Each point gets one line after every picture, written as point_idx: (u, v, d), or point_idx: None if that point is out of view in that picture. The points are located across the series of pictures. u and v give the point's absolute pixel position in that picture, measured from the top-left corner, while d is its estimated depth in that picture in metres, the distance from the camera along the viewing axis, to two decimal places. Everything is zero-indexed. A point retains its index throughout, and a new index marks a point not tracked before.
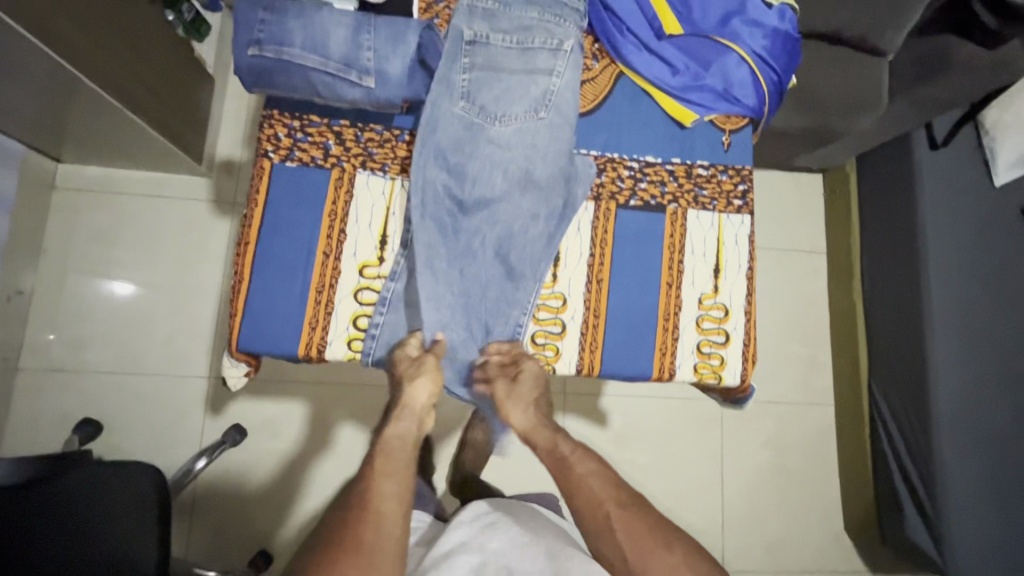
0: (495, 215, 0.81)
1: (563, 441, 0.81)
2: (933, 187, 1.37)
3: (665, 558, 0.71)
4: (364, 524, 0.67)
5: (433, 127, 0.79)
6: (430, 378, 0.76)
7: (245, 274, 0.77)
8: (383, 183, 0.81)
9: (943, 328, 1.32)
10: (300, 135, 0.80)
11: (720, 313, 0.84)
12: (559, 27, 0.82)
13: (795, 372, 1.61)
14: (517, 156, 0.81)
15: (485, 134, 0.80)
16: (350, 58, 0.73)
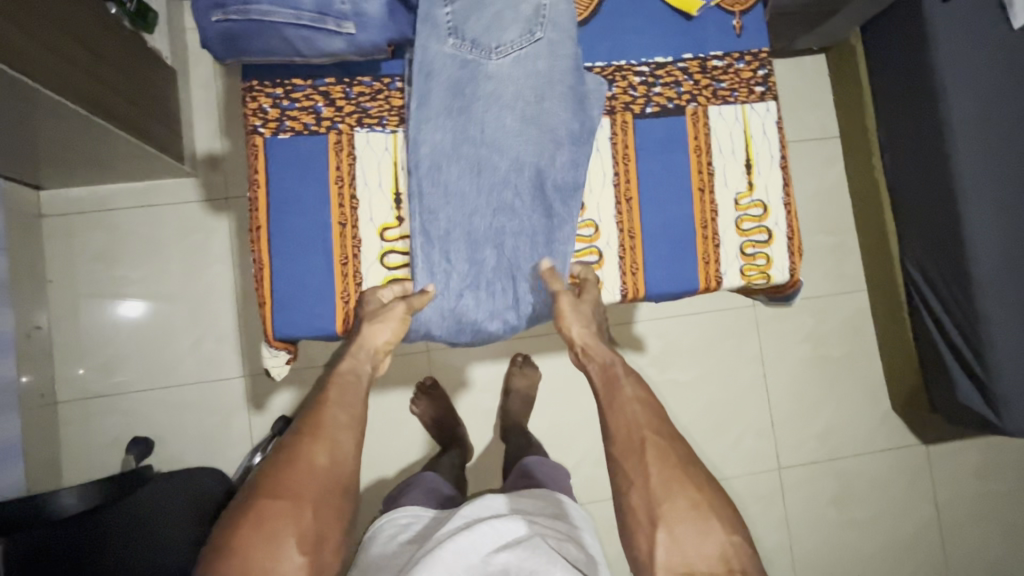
0: (516, 154, 0.76)
1: (618, 361, 0.83)
2: (953, 37, 1.27)
3: (691, 493, 0.70)
4: (316, 445, 0.73)
5: (426, 72, 0.74)
6: (391, 328, 0.71)
7: (265, 261, 0.74)
8: (384, 139, 0.76)
9: (983, 184, 1.25)
10: (287, 103, 0.74)
11: (759, 210, 0.80)
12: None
13: (823, 263, 1.59)
14: (521, 86, 0.76)
15: (483, 68, 0.75)
16: (323, 4, 0.65)
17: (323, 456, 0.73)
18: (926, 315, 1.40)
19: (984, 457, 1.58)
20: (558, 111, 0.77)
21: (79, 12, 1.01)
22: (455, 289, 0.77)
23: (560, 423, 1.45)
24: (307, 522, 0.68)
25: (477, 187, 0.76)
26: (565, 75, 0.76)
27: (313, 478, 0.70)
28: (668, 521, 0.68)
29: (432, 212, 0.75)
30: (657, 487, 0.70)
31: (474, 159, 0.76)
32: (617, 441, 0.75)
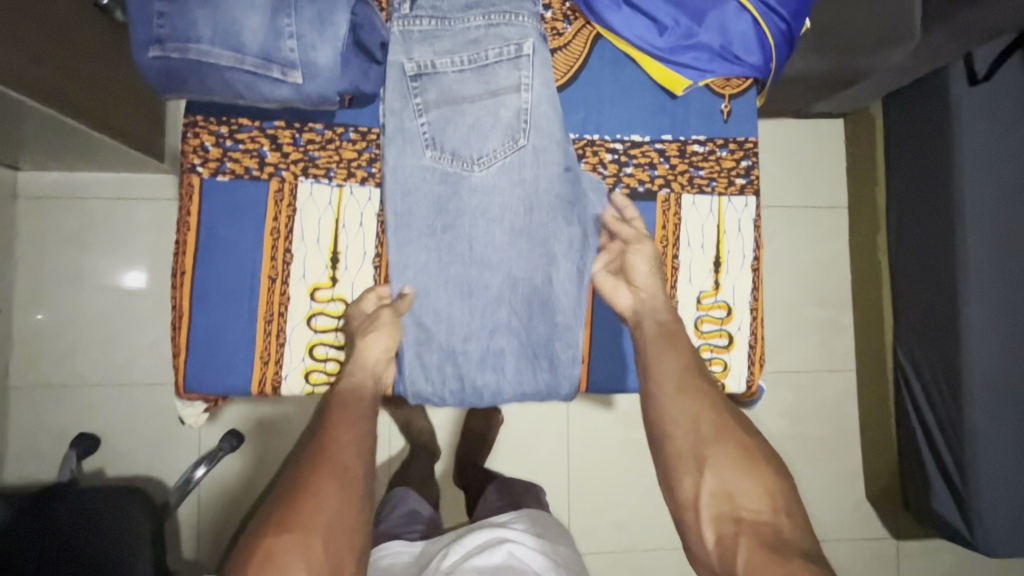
0: (504, 268, 0.82)
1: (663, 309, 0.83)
2: (978, 126, 1.20)
3: (736, 442, 0.78)
4: (324, 475, 0.75)
5: (408, 185, 0.80)
6: (385, 333, 0.79)
7: (184, 310, 0.79)
8: (328, 192, 0.81)
9: (989, 285, 1.18)
10: (230, 142, 0.78)
11: (721, 313, 0.84)
12: (512, 29, 0.79)
13: (814, 337, 1.51)
14: (507, 198, 0.80)
15: (465, 181, 0.80)
16: (269, 50, 0.61)
17: (329, 484, 0.75)
18: (910, 408, 1.34)
19: (957, 562, 1.50)
20: (547, 223, 0.81)
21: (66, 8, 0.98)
22: (464, 387, 0.83)
23: (517, 472, 1.40)
24: (318, 555, 0.71)
25: (465, 300, 0.82)
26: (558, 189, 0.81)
27: (324, 510, 0.73)
28: (715, 463, 0.76)
29: (421, 321, 0.82)
30: (705, 436, 0.78)
31: (463, 271, 0.82)
32: (667, 394, 0.80)
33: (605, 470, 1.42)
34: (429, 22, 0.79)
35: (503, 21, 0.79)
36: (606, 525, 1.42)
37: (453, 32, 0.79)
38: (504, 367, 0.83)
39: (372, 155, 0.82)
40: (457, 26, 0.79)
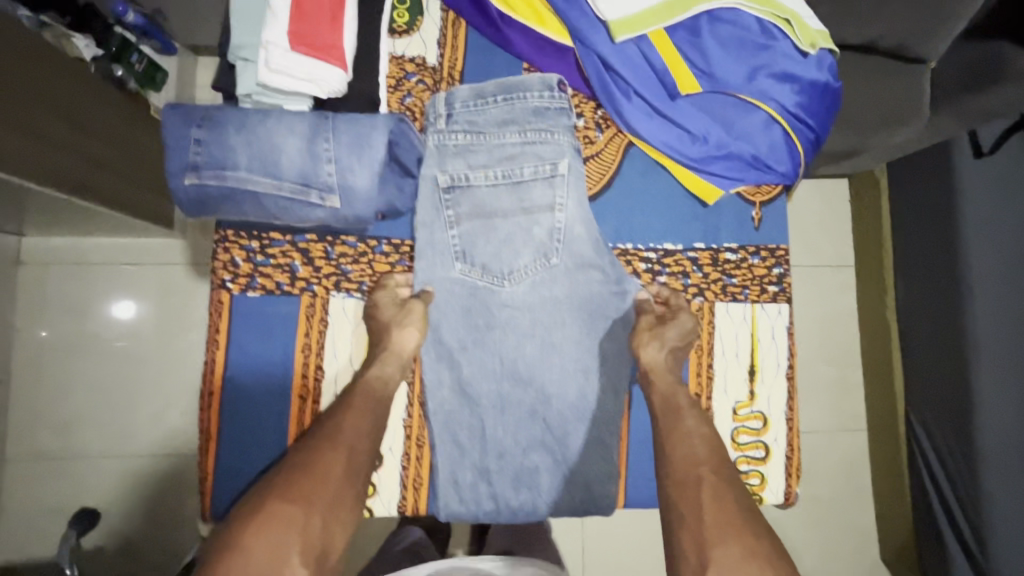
0: (533, 379, 0.95)
1: (680, 394, 0.89)
2: (985, 196, 1.23)
3: (745, 542, 0.72)
4: (325, 449, 0.80)
5: (442, 298, 0.95)
6: (416, 326, 0.90)
7: (213, 428, 0.90)
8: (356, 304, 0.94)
9: (997, 353, 1.19)
10: (261, 259, 0.91)
11: (757, 423, 0.94)
12: (546, 145, 0.93)
13: (823, 396, 1.51)
14: (535, 312, 0.95)
15: (496, 296, 0.94)
16: (305, 175, 0.77)
17: (337, 465, 0.79)
18: (923, 472, 1.32)
19: None
20: (585, 336, 0.95)
21: (81, 91, 0.97)
22: (495, 490, 0.95)
23: None
24: (314, 528, 0.73)
25: (497, 410, 0.95)
26: (609, 305, 0.95)
27: (326, 487, 0.77)
28: (721, 563, 0.70)
29: (454, 428, 0.95)
30: (709, 528, 0.74)
31: (492, 383, 0.95)
32: (674, 476, 0.80)
33: None
34: (464, 139, 0.93)
35: (538, 144, 0.93)
36: None
37: (490, 147, 0.93)
38: (530, 480, 0.95)
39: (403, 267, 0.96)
40: (493, 142, 0.93)
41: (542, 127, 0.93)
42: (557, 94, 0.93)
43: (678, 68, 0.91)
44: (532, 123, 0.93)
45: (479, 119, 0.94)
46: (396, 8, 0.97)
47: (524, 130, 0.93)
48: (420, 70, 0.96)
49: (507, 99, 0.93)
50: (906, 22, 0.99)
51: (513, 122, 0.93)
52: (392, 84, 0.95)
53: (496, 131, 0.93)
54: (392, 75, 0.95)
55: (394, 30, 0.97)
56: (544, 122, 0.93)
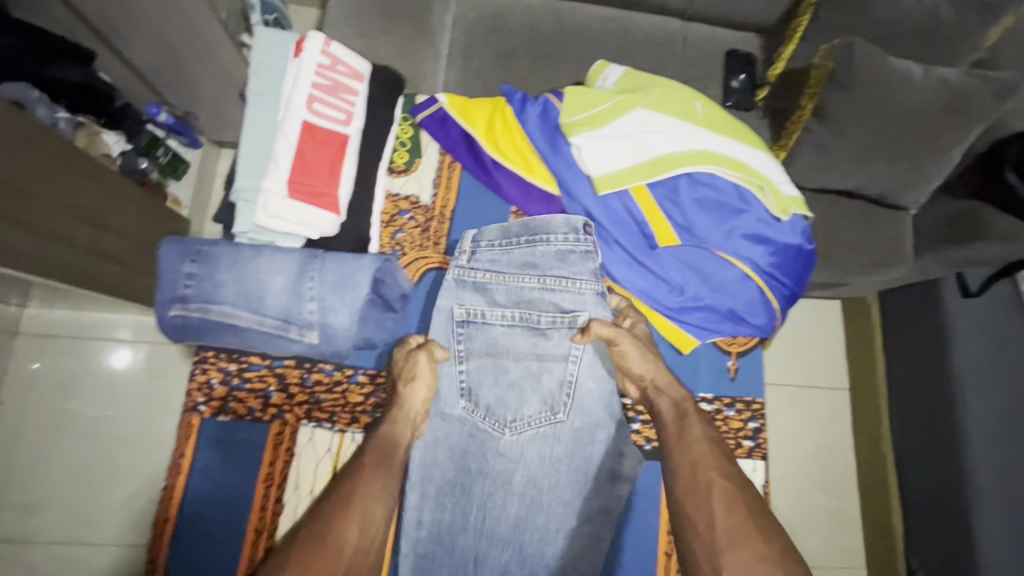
0: (516, 542, 0.96)
1: (687, 399, 0.91)
2: (972, 332, 1.25)
3: (758, 548, 0.72)
4: (347, 524, 0.74)
5: (443, 435, 0.95)
6: (424, 381, 0.89)
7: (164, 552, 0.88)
8: (329, 437, 0.94)
9: (1001, 515, 1.14)
10: (237, 381, 0.92)
11: None
12: (566, 298, 0.96)
13: (820, 529, 1.43)
14: (531, 470, 0.97)
15: (494, 444, 0.96)
16: (289, 313, 0.79)
17: (354, 531, 0.74)
18: None
19: None
20: (570, 494, 0.97)
21: (103, 192, 1.03)
22: None
23: None
24: None
25: (468, 566, 0.95)
26: (603, 462, 0.98)
27: (345, 555, 0.72)
28: (731, 570, 0.71)
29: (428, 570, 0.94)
30: (721, 538, 0.74)
31: (472, 536, 0.95)
32: (683, 482, 0.81)
33: None
34: (483, 276, 0.95)
35: (553, 290, 0.96)
36: None
37: (509, 290, 0.96)
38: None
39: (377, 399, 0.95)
40: (513, 284, 0.96)
41: (564, 276, 0.95)
42: (583, 237, 0.94)
43: (658, 220, 0.93)
44: (553, 271, 0.96)
45: (502, 260, 0.96)
46: (398, 148, 1.00)
47: (545, 276, 0.96)
48: (414, 208, 0.99)
49: (530, 241, 0.96)
50: (894, 177, 1.04)
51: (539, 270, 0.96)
52: (385, 219, 0.99)
53: (517, 274, 0.96)
54: (386, 211, 0.98)
55: (393, 169, 1.00)
56: (564, 271, 0.96)
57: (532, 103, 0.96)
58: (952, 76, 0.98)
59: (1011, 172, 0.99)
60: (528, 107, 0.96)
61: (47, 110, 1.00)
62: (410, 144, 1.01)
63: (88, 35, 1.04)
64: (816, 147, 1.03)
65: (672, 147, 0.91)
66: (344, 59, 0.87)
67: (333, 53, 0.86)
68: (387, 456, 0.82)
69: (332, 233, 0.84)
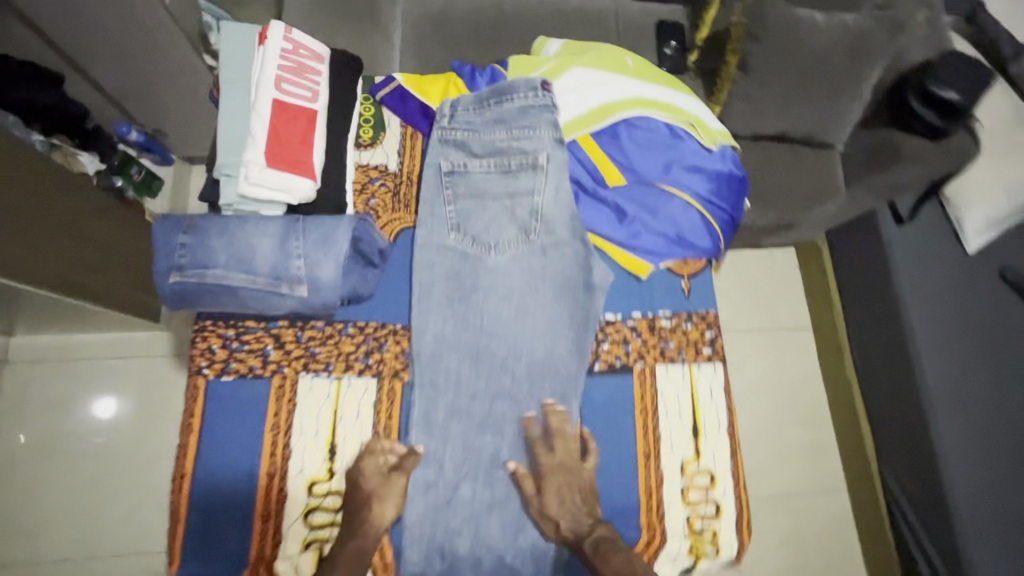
0: (518, 356, 0.83)
1: (590, 523, 0.75)
2: (910, 258, 1.35)
3: None
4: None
5: (430, 261, 0.85)
6: (393, 502, 0.74)
7: (180, 516, 0.72)
8: (327, 385, 0.79)
9: (951, 410, 1.27)
10: (235, 343, 0.78)
11: (705, 479, 0.78)
12: (530, 140, 0.87)
13: (801, 461, 1.51)
14: (517, 280, 0.85)
15: (482, 264, 0.85)
16: (279, 269, 0.69)
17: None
18: (905, 530, 1.32)
19: None
20: (562, 307, 0.84)
21: (81, 206, 1.06)
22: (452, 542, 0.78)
23: None
24: None
25: (472, 363, 0.83)
26: (572, 273, 0.84)
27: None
28: None
29: (432, 382, 0.82)
30: None
31: (467, 352, 0.83)
32: None
33: None
34: (462, 132, 0.89)
35: (522, 132, 0.87)
36: None
37: (483, 143, 0.88)
38: (507, 484, 0.79)
39: (371, 347, 0.82)
40: (486, 137, 0.88)
41: (528, 124, 0.87)
42: (542, 93, 0.87)
43: (606, 165, 0.88)
44: (519, 122, 0.87)
45: (476, 119, 0.89)
46: (361, 125, 0.91)
47: (513, 127, 0.87)
48: (384, 175, 0.88)
49: (499, 101, 0.88)
50: (813, 116, 1.15)
51: (503, 119, 0.89)
52: (357, 185, 0.87)
53: (490, 129, 0.88)
54: (356, 182, 0.87)
55: (359, 144, 0.90)
56: (529, 119, 0.87)
57: (482, 74, 0.94)
58: (851, 20, 1.09)
59: (914, 99, 1.07)
60: (478, 78, 0.94)
61: (22, 133, 1.05)
62: (374, 120, 0.91)
63: (55, 59, 1.08)
64: (746, 99, 1.15)
65: (608, 97, 0.89)
66: (306, 43, 0.79)
67: (295, 39, 0.79)
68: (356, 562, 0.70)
69: (311, 201, 0.74)
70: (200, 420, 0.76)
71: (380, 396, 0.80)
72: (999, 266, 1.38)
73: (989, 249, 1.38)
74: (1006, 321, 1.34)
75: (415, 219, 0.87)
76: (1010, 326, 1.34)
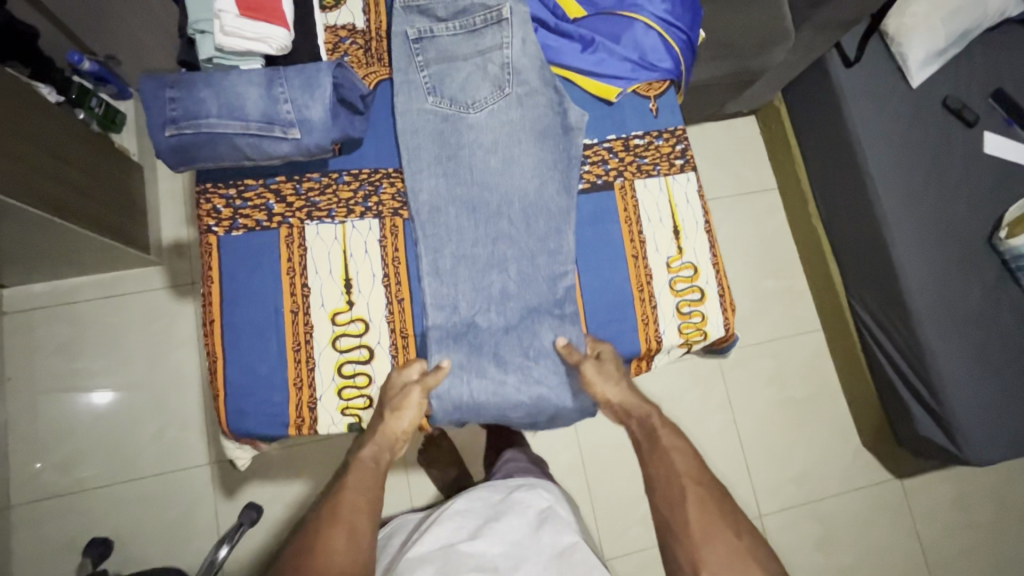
0: (510, 199, 0.89)
1: (655, 417, 0.89)
2: (862, 95, 1.43)
3: (728, 539, 0.75)
4: (337, 527, 0.74)
5: (413, 128, 0.88)
6: (412, 409, 0.81)
7: (219, 353, 0.82)
8: (333, 230, 0.86)
9: (908, 229, 1.38)
10: (239, 202, 0.85)
11: (690, 271, 0.90)
12: None
13: (777, 308, 1.64)
14: (499, 133, 0.89)
15: (463, 123, 0.88)
16: (269, 114, 0.72)
17: (355, 500, 0.78)
18: (875, 346, 1.47)
19: (956, 489, 1.60)
20: (545, 151, 0.89)
21: (49, 122, 1.09)
22: (474, 371, 0.86)
23: (559, 450, 1.44)
24: None
25: (469, 214, 0.88)
26: (550, 120, 0.89)
27: (333, 557, 0.71)
28: (709, 562, 0.74)
29: (435, 233, 0.88)
30: (697, 533, 0.75)
31: (462, 207, 0.88)
32: (659, 491, 0.81)
33: (621, 467, 1.45)
34: None
35: None
36: (631, 524, 1.43)
37: (446, 5, 0.89)
38: (518, 311, 0.88)
39: (367, 192, 0.88)
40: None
41: None
42: None
43: None
44: None
45: None
46: None
47: None
48: (353, 34, 0.91)
49: None
50: None
51: None
52: (329, 46, 0.89)
53: None
54: (327, 43, 0.90)
55: (323, 6, 0.92)
56: None
57: None
58: None
59: None
60: None
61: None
62: None
63: None
64: None
65: None
66: None
67: None
68: (370, 473, 0.81)
69: (287, 48, 0.76)
70: (221, 273, 0.84)
71: (384, 233, 0.87)
72: (941, 96, 1.46)
73: (931, 80, 1.47)
74: (949, 145, 1.44)
75: (390, 70, 0.90)
76: (954, 149, 1.44)
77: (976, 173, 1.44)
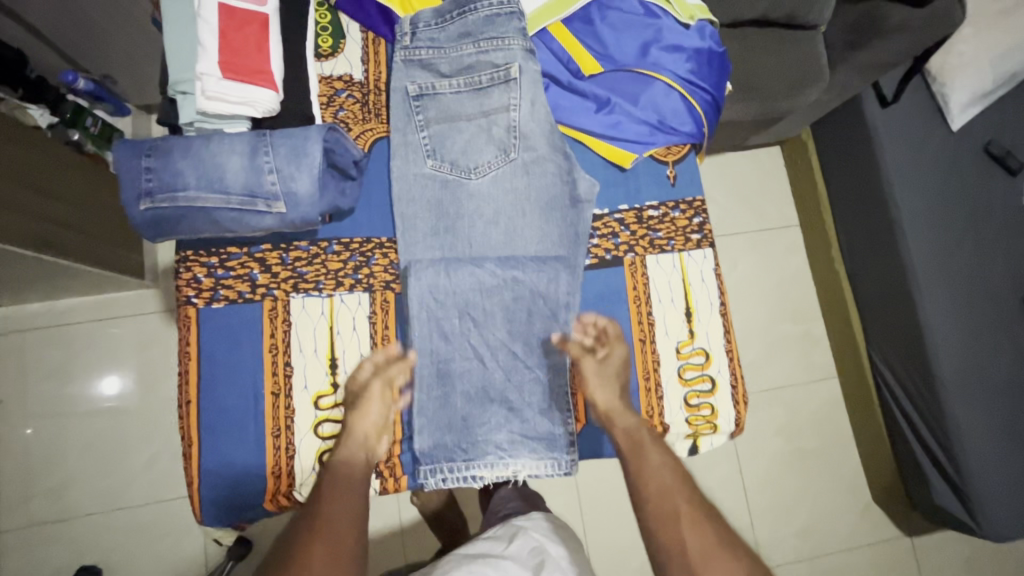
0: (510, 259, 0.84)
1: (642, 426, 0.80)
2: (896, 139, 1.33)
3: (727, 564, 0.70)
4: (316, 542, 0.69)
5: (411, 194, 0.84)
6: (378, 403, 0.78)
7: (195, 438, 0.80)
8: (320, 303, 0.83)
9: (938, 286, 1.29)
10: (221, 272, 0.82)
11: (701, 359, 0.85)
12: (500, 53, 0.84)
13: (792, 353, 1.57)
14: (499, 204, 0.84)
15: (464, 188, 0.84)
16: (252, 188, 0.70)
17: (333, 512, 0.72)
18: (894, 405, 1.40)
19: (970, 550, 1.54)
20: (552, 223, 0.85)
21: (36, 157, 1.05)
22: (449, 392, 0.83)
23: (556, 494, 1.40)
24: None
25: (476, 282, 0.83)
26: (557, 189, 0.84)
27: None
28: None
29: (437, 299, 0.83)
30: (695, 558, 0.70)
31: (464, 275, 0.83)
32: (652, 509, 0.74)
33: (621, 515, 1.40)
34: (427, 52, 0.85)
35: (491, 45, 0.84)
36: (629, 574, 1.39)
37: (450, 61, 0.85)
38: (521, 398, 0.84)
39: (358, 263, 0.85)
40: (454, 54, 0.84)
41: (496, 36, 0.84)
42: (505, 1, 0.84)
43: (579, 52, 0.86)
44: (486, 33, 0.84)
45: (439, 36, 0.85)
46: (319, 33, 0.87)
47: (480, 40, 0.84)
48: (350, 86, 0.86)
49: (462, 13, 0.85)
50: None
51: (469, 33, 0.85)
52: (323, 100, 0.85)
53: (457, 46, 0.85)
54: (322, 95, 0.86)
55: (319, 55, 0.87)
56: (497, 31, 0.84)
57: None
58: None
59: None
60: None
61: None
62: (332, 27, 0.87)
63: None
64: None
65: None
66: None
67: None
68: (348, 474, 0.75)
69: (276, 111, 0.74)
70: (199, 349, 0.81)
71: (373, 308, 0.84)
72: (983, 141, 1.36)
73: (974, 124, 1.37)
74: (989, 195, 1.35)
75: (388, 128, 0.86)
76: (994, 200, 1.35)
77: (1016, 226, 1.35)
